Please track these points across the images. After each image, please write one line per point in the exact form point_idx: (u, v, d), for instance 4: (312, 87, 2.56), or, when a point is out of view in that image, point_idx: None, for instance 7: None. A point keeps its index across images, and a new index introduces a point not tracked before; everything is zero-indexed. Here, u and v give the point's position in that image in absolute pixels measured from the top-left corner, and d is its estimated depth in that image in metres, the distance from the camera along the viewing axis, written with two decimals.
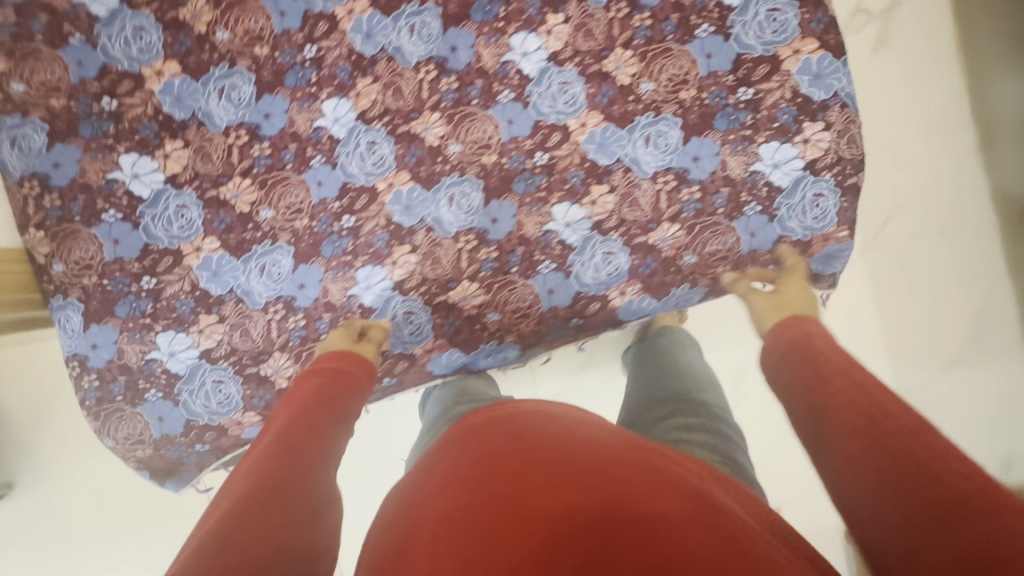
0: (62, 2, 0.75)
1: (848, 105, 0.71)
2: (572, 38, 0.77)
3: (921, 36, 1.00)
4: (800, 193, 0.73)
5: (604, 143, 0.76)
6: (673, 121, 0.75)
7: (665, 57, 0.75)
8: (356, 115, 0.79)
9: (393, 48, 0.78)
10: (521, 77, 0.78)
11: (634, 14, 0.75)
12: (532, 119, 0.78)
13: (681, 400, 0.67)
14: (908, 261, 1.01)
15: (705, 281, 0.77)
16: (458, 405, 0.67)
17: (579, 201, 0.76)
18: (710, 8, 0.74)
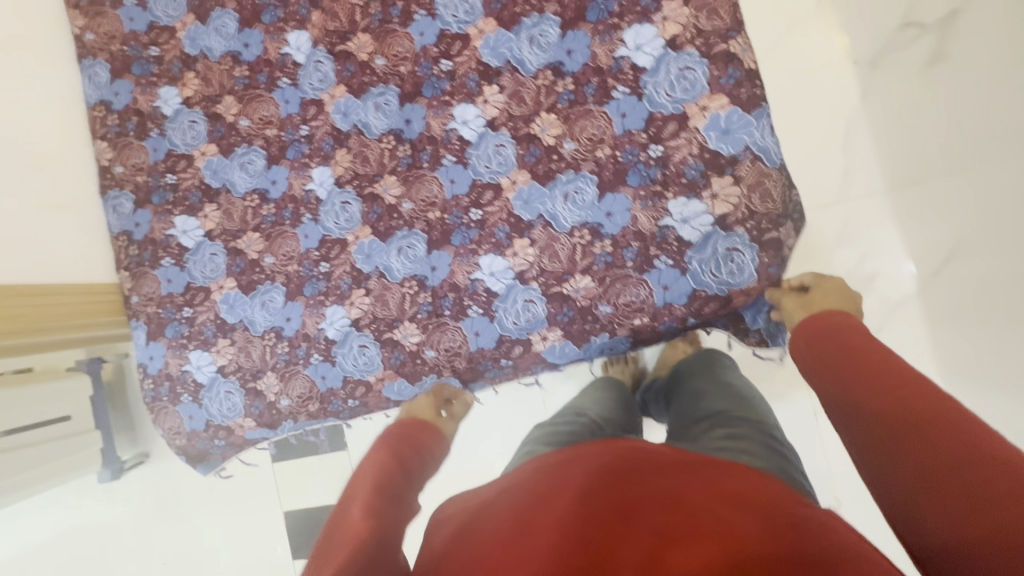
0: (148, 107, 1.04)
1: (760, 158, 0.72)
2: (507, 105, 0.85)
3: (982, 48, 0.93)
4: (711, 247, 0.74)
5: (529, 201, 0.83)
6: (590, 179, 0.79)
7: (585, 118, 0.80)
8: (334, 180, 0.96)
9: (362, 123, 0.94)
10: (461, 142, 0.88)
11: (558, 80, 0.81)
12: (470, 179, 0.87)
13: (726, 416, 0.62)
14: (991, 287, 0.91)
15: (623, 331, 0.79)
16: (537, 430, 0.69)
17: (503, 254, 0.84)
18: (626, 71, 0.77)
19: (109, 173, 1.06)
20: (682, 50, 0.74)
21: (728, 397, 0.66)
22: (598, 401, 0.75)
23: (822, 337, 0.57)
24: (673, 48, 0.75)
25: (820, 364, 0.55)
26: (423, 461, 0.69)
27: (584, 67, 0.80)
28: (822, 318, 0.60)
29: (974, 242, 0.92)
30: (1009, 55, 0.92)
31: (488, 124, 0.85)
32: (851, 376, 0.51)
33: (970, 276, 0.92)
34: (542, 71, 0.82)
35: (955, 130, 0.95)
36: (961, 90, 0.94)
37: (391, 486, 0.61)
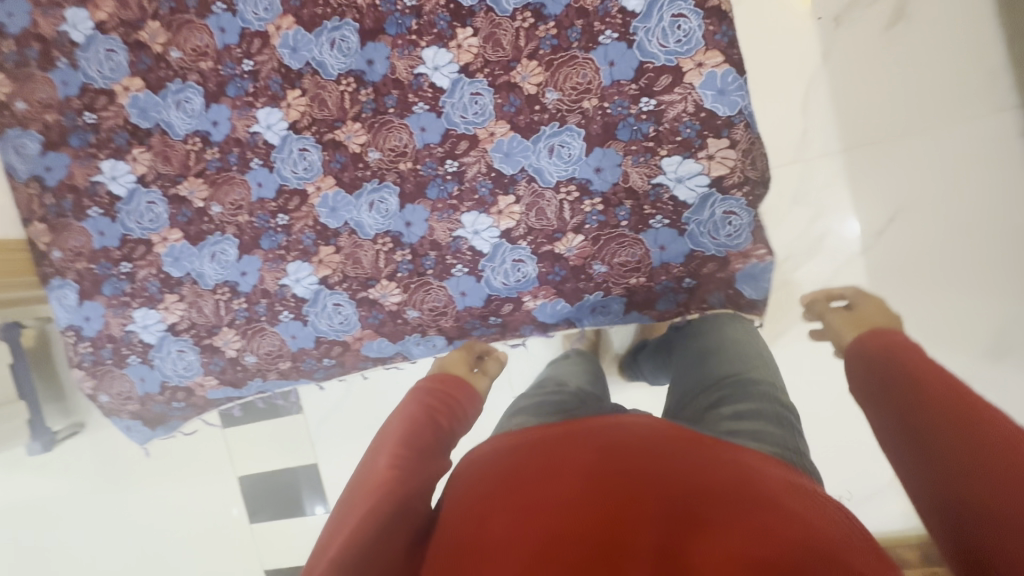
0: (50, 31, 0.87)
1: (750, 124, 0.71)
2: (482, 49, 0.79)
3: (942, 8, 0.96)
4: (709, 210, 0.73)
5: (510, 153, 0.79)
6: (576, 132, 0.76)
7: (570, 66, 0.76)
8: (290, 125, 0.86)
9: (316, 62, 0.84)
10: (434, 89, 0.82)
11: (539, 24, 0.76)
12: (443, 128, 0.82)
13: (730, 385, 0.59)
14: (931, 248, 0.99)
15: (618, 289, 0.79)
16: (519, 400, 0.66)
17: (486, 211, 0.81)
18: (613, 15, 0.73)
19: (8, 109, 0.89)
20: None
21: (744, 359, 0.62)
22: (573, 372, 0.74)
23: (876, 352, 0.50)
24: None
25: (877, 383, 0.48)
26: (455, 419, 0.65)
27: (567, 9, 0.75)
28: (881, 331, 0.52)
29: (918, 205, 0.99)
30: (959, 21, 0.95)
31: (461, 70, 0.79)
32: (910, 393, 0.44)
33: (911, 239, 0.99)
34: (521, 12, 0.76)
35: (906, 98, 0.98)
36: (918, 52, 0.97)
37: (421, 442, 0.57)
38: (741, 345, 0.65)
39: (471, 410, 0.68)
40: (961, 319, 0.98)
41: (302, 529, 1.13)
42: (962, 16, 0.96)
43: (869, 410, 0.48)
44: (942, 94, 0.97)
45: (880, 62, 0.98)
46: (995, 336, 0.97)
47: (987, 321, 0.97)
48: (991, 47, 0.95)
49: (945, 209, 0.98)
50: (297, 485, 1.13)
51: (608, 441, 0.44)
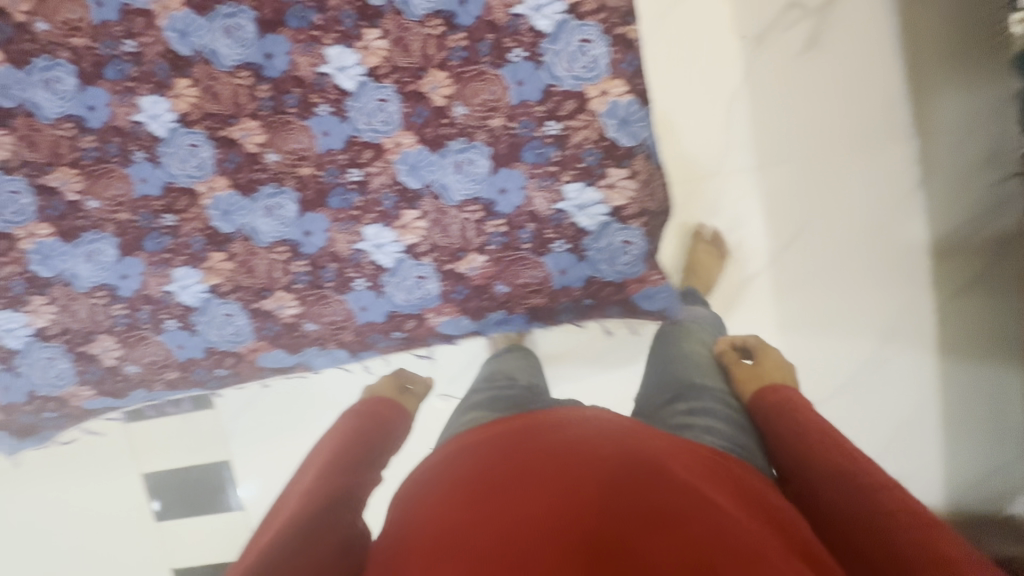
0: None
1: (651, 156, 0.72)
2: (390, 53, 0.75)
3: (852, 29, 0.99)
4: (608, 238, 0.74)
5: (415, 166, 0.77)
6: (483, 150, 0.75)
7: (479, 81, 0.74)
8: (178, 116, 0.79)
9: (209, 51, 0.76)
10: (339, 91, 0.77)
11: (449, 33, 0.73)
12: (348, 134, 0.78)
13: (687, 386, 0.68)
14: (832, 260, 1.04)
15: (520, 309, 0.80)
16: (476, 395, 0.70)
17: (390, 225, 0.79)
18: (523, 32, 0.71)
19: None
20: (583, 20, 0.69)
21: (697, 366, 0.71)
22: (524, 364, 0.77)
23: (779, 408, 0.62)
24: (574, 15, 0.69)
25: (767, 441, 0.61)
26: (386, 437, 0.73)
27: (478, 20, 0.72)
28: (764, 394, 0.65)
29: (823, 218, 1.04)
30: (867, 41, 0.99)
31: (367, 74, 0.75)
32: (812, 449, 0.56)
33: (816, 251, 1.04)
34: (431, 19, 0.73)
35: (822, 113, 1.02)
36: (828, 67, 1.01)
37: (350, 456, 0.66)
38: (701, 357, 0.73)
39: (400, 432, 0.75)
40: (849, 329, 1.05)
41: (211, 527, 1.09)
42: (874, 36, 0.99)
43: (781, 455, 0.58)
44: (854, 112, 1.01)
45: (792, 74, 1.02)
46: (881, 347, 1.05)
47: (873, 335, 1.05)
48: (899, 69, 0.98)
49: (846, 225, 1.04)
50: (206, 483, 1.08)
51: (572, 449, 0.51)
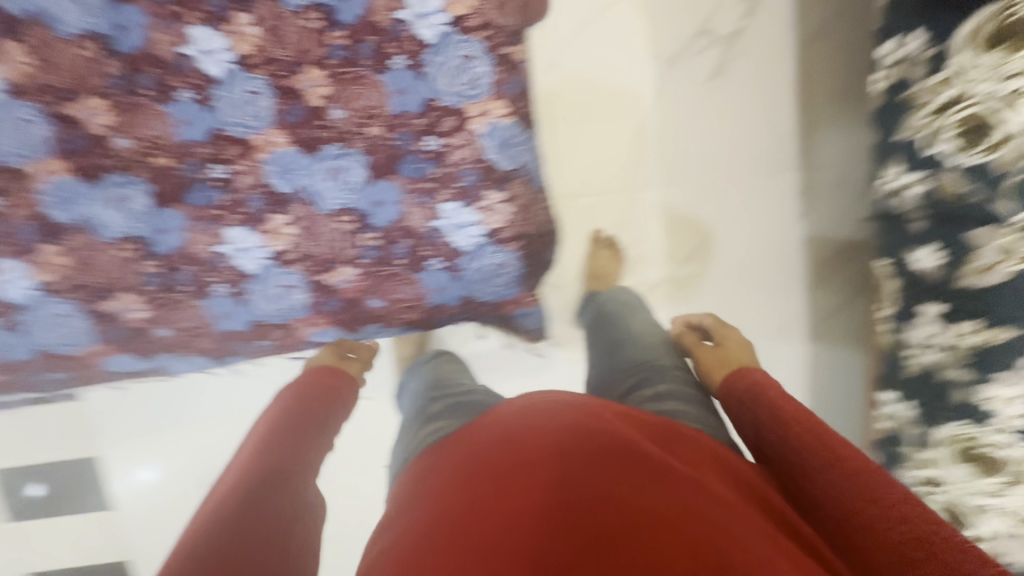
0: None
1: (530, 179, 0.74)
2: (263, 43, 0.69)
3: (752, 66, 1.24)
4: (483, 259, 0.76)
5: (286, 169, 0.72)
6: (359, 158, 0.71)
7: (358, 85, 0.70)
8: (4, 83, 0.65)
9: (46, 14, 0.64)
10: (203, 77, 0.69)
11: (328, 30, 0.69)
12: (212, 125, 0.71)
13: (645, 369, 0.99)
14: (733, 263, 1.34)
15: (395, 325, 0.79)
16: (434, 404, 0.69)
17: (256, 228, 0.73)
18: (406, 40, 0.68)
19: None
20: (467, 37, 0.68)
21: (646, 350, 1.03)
22: (464, 371, 0.76)
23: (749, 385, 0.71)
24: (457, 30, 0.68)
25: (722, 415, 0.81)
26: (332, 409, 0.73)
27: (360, 20, 0.68)
28: (741, 376, 0.73)
29: (724, 231, 1.31)
30: (766, 80, 1.25)
31: (235, 62, 0.68)
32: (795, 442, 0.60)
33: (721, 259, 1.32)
34: (308, 12, 0.68)
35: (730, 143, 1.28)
36: (726, 105, 1.27)
37: (293, 431, 0.67)
38: (634, 331, 1.11)
39: (349, 399, 0.76)
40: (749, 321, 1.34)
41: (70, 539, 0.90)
42: (772, 80, 1.25)
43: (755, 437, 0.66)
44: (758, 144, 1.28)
45: (705, 109, 1.27)
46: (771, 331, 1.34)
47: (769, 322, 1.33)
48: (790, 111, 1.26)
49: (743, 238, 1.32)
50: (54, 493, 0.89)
51: (558, 440, 0.54)
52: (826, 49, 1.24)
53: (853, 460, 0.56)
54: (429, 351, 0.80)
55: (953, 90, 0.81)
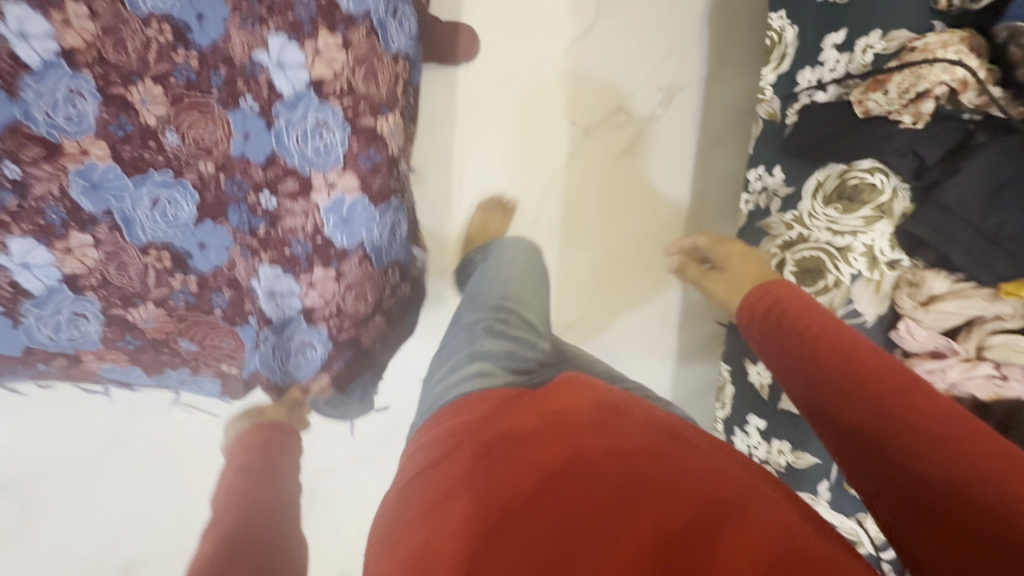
0: None
1: (367, 256, 0.77)
2: (98, 40, 0.60)
3: (662, 147, 1.49)
4: (289, 336, 0.81)
5: (98, 186, 0.67)
6: (189, 194, 0.71)
7: (199, 113, 0.66)
8: None
9: None
10: (11, 58, 0.58)
11: (177, 47, 0.62)
12: (12, 118, 0.61)
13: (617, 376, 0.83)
14: (620, 312, 1.53)
15: (207, 369, 0.85)
16: (486, 339, 0.80)
17: (48, 244, 0.69)
18: (259, 82, 0.65)
19: None
20: (325, 102, 0.66)
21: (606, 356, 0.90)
22: (535, 295, 0.94)
23: (775, 302, 0.73)
24: (316, 92, 0.66)
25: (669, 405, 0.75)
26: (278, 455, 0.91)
27: (214, 46, 0.63)
28: (781, 286, 0.74)
29: (620, 280, 1.52)
30: (673, 159, 1.50)
31: (60, 57, 0.59)
32: (837, 378, 0.61)
33: (611, 305, 1.52)
34: (157, 19, 0.60)
35: (637, 202, 1.50)
36: (634, 176, 1.49)
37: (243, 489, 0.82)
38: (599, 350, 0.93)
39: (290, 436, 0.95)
40: (626, 362, 1.56)
41: None
42: (676, 160, 1.50)
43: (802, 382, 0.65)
44: (661, 206, 1.51)
45: (617, 175, 1.48)
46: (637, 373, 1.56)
47: (637, 365, 1.57)
48: (687, 188, 1.51)
49: (639, 278, 1.52)
50: None
51: (583, 446, 0.55)
52: (723, 146, 1.51)
53: (902, 401, 0.55)
54: (481, 276, 0.98)
55: (801, 229, 0.93)
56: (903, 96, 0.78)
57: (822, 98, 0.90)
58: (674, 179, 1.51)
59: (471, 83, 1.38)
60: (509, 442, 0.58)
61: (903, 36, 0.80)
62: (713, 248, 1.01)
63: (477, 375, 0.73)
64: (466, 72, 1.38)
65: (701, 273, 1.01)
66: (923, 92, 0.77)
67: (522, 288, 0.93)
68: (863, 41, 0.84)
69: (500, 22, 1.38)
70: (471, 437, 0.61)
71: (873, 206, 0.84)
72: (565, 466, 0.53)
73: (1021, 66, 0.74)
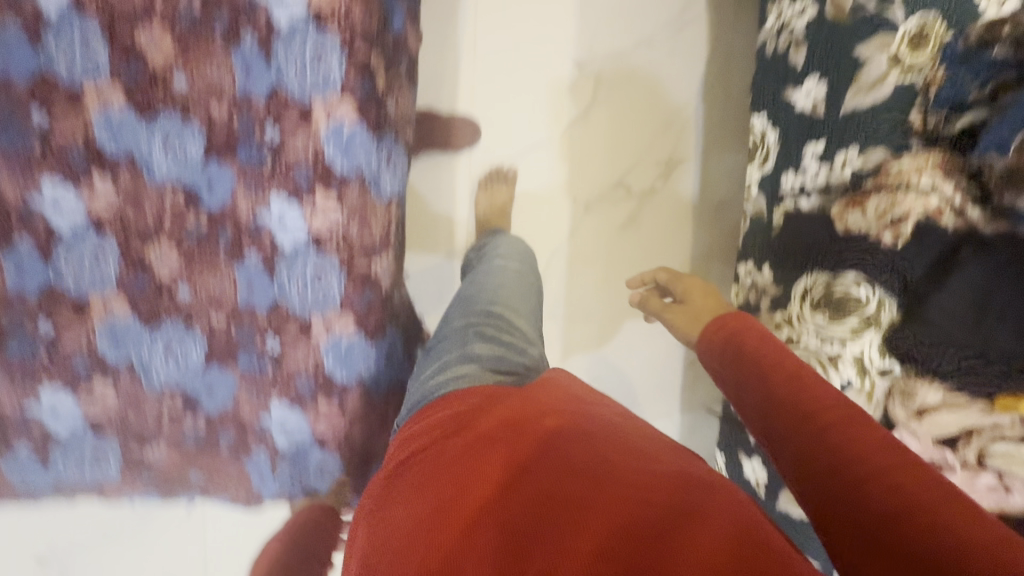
0: None
1: (367, 384, 0.85)
2: (122, 208, 0.74)
3: (663, 217, 1.51)
4: (306, 462, 0.88)
5: (118, 338, 0.78)
6: (199, 342, 0.80)
7: (207, 267, 0.78)
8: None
9: None
10: (48, 229, 0.73)
11: (190, 208, 0.75)
12: (46, 281, 0.74)
13: None
14: (630, 379, 1.56)
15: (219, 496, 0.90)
16: (478, 343, 0.79)
17: (75, 390, 0.79)
18: (263, 237, 0.77)
19: None
20: (321, 253, 0.77)
21: None
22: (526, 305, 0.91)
23: (733, 333, 0.78)
24: (314, 243, 0.76)
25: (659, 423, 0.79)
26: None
27: (223, 206, 0.76)
28: (747, 320, 0.80)
29: (630, 348, 1.54)
30: (675, 228, 1.52)
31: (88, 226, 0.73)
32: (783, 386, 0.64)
33: (625, 372, 1.54)
34: (173, 185, 0.74)
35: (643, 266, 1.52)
36: (638, 248, 1.51)
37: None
38: None
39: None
40: None
41: None
42: (677, 228, 1.52)
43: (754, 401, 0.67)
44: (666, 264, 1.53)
45: (622, 246, 1.51)
46: None
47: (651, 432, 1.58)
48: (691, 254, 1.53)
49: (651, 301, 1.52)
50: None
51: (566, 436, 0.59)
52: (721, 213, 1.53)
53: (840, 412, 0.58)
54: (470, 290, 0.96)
55: (791, 331, 0.95)
56: (880, 219, 0.81)
57: (805, 206, 0.92)
58: (677, 231, 1.52)
59: (472, 170, 1.44)
60: (492, 431, 0.60)
61: (880, 155, 0.81)
62: (670, 283, 1.21)
63: (464, 374, 0.73)
64: (467, 158, 1.43)
65: (665, 307, 1.15)
66: (899, 216, 0.79)
67: (510, 295, 0.91)
68: (842, 156, 0.85)
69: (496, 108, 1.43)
70: (450, 431, 0.62)
71: (860, 316, 0.85)
72: (549, 452, 0.57)
73: (1000, 188, 0.72)
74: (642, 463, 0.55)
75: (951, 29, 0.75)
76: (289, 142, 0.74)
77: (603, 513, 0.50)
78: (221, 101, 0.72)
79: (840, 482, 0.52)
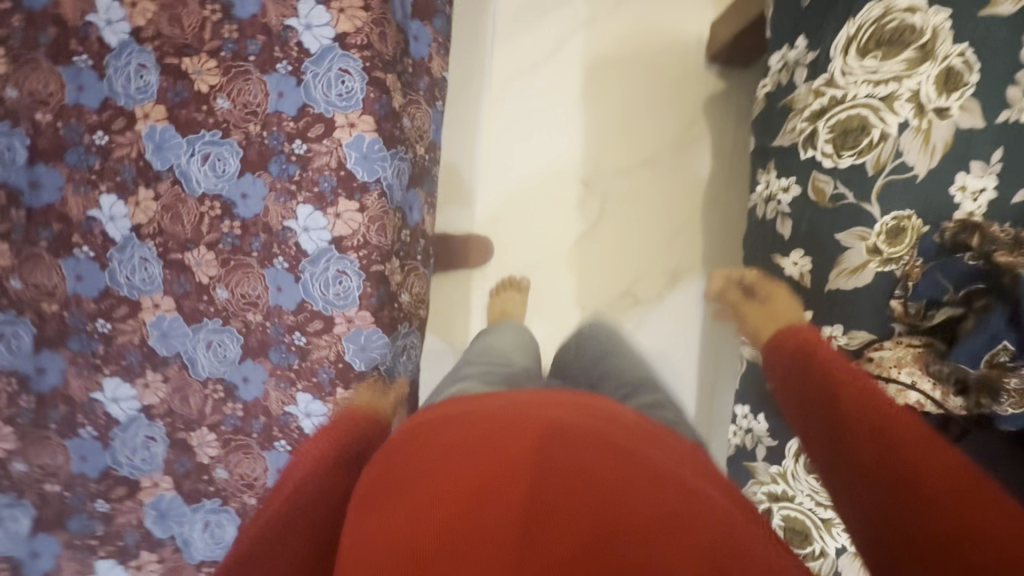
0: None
1: None
2: (168, 397, 0.95)
3: (668, 336, 1.55)
4: None
5: (166, 514, 0.99)
6: (231, 517, 0.98)
7: (242, 454, 0.96)
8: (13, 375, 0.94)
9: None
10: (107, 417, 0.96)
11: (228, 400, 0.95)
12: (106, 464, 0.97)
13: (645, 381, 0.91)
14: None
15: None
16: (472, 365, 0.96)
17: (127, 560, 1.00)
18: (291, 427, 0.93)
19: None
20: None
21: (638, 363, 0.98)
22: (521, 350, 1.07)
23: (801, 346, 0.77)
24: None
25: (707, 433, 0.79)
26: None
27: (255, 400, 0.94)
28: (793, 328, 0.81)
29: None
30: (681, 348, 1.55)
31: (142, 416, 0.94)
32: (845, 407, 0.63)
33: None
34: (212, 380, 0.94)
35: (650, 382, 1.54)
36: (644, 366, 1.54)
37: None
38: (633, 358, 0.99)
39: None
40: None
41: None
42: (682, 348, 1.55)
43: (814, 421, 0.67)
44: (673, 378, 1.55)
45: None
46: None
47: None
48: (697, 373, 1.55)
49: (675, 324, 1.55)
50: None
51: (572, 440, 0.58)
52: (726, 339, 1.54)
53: (899, 435, 0.56)
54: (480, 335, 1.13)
55: (786, 486, 0.99)
56: None
57: None
58: (684, 344, 1.55)
59: (486, 291, 1.52)
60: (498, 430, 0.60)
61: (863, 336, 0.86)
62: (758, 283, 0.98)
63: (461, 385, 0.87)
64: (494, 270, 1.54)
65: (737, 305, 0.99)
66: None
67: (508, 340, 1.08)
68: (827, 330, 0.90)
69: (518, 211, 1.52)
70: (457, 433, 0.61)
71: None
72: (556, 460, 0.55)
73: (979, 396, 0.74)
74: (633, 467, 0.55)
75: (926, 222, 0.81)
76: (314, 345, 0.91)
77: (598, 502, 0.50)
78: (257, 311, 0.91)
79: (890, 485, 0.53)
